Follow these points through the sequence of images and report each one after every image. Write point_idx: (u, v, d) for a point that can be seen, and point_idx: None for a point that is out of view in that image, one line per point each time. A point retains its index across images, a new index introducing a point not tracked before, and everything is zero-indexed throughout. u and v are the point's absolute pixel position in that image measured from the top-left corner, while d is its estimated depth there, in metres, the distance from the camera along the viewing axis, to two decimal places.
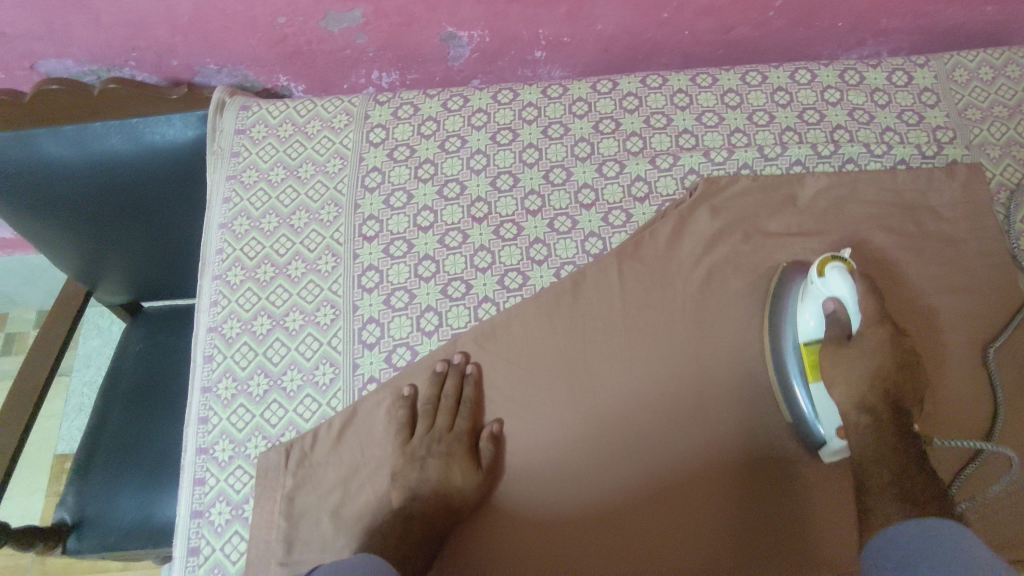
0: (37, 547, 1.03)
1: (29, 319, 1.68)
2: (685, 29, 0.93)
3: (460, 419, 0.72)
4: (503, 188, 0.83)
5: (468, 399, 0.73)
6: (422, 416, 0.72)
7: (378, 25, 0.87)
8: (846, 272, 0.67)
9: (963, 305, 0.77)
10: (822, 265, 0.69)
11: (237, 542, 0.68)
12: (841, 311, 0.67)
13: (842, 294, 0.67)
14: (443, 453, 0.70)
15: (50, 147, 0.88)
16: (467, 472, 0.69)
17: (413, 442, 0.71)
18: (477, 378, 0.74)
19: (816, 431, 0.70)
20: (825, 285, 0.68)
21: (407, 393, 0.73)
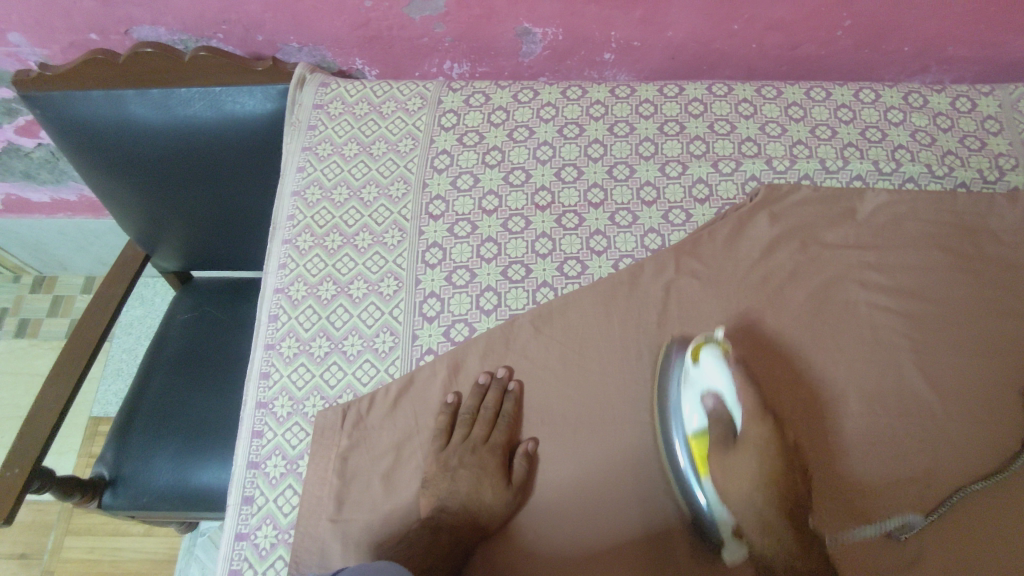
0: (76, 498, 1.05)
1: (77, 284, 1.73)
2: (753, 42, 0.95)
3: (497, 433, 0.73)
4: (567, 180, 0.86)
5: (507, 413, 0.73)
6: (460, 424, 0.73)
7: (458, 16, 0.90)
8: (721, 358, 0.69)
9: (1006, 334, 0.78)
10: (697, 351, 0.70)
11: (290, 495, 0.70)
12: (721, 402, 0.68)
13: (719, 383, 0.68)
14: (476, 465, 0.71)
15: (136, 108, 0.94)
16: (497, 491, 0.70)
17: (448, 452, 0.72)
18: (518, 396, 0.74)
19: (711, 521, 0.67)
20: (701, 373, 0.69)
21: (451, 400, 0.74)
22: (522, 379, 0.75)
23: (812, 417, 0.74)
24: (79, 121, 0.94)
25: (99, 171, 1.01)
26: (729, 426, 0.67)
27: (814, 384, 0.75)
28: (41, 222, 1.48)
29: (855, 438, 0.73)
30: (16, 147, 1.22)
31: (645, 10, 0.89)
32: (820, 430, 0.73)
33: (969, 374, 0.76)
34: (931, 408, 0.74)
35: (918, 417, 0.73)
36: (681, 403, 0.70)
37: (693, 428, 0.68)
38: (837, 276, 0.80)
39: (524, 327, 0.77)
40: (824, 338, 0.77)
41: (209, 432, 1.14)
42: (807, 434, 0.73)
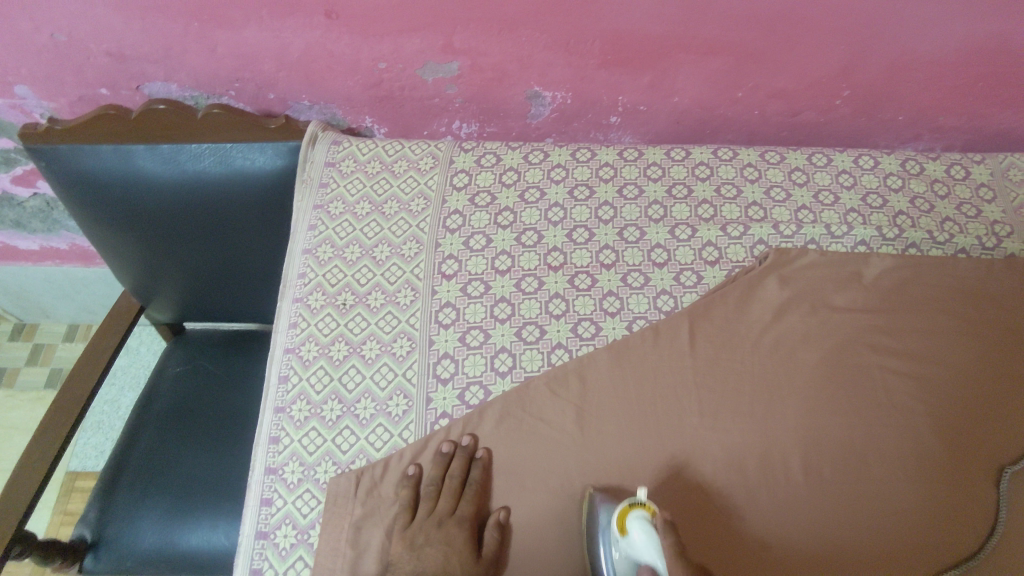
0: (55, 563, 1.00)
1: (59, 333, 1.69)
2: (755, 109, 0.98)
3: (464, 505, 0.70)
4: (579, 241, 0.86)
5: (474, 481, 0.71)
6: (424, 498, 0.71)
7: (471, 78, 0.93)
8: (651, 524, 0.64)
9: (999, 410, 0.78)
10: (624, 518, 0.65)
11: (300, 567, 0.68)
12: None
13: (651, 559, 0.62)
14: (442, 541, 0.68)
15: (146, 163, 0.93)
16: (467, 567, 0.67)
17: (413, 529, 0.69)
18: (486, 463, 0.73)
19: None
20: (629, 544, 0.64)
21: (412, 473, 0.71)
22: (489, 446, 0.73)
23: (820, 485, 0.73)
24: (85, 174, 0.93)
25: (101, 224, 0.99)
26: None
27: (823, 445, 0.75)
28: (28, 269, 1.45)
29: (859, 509, 0.73)
30: (11, 196, 1.21)
31: (652, 77, 0.92)
32: (817, 495, 0.73)
33: (960, 446, 0.76)
34: (931, 484, 0.74)
35: (920, 497, 0.73)
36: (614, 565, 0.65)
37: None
38: (848, 341, 0.80)
39: (540, 390, 0.76)
40: (837, 399, 0.77)
41: (197, 492, 1.09)
42: (805, 501, 0.73)
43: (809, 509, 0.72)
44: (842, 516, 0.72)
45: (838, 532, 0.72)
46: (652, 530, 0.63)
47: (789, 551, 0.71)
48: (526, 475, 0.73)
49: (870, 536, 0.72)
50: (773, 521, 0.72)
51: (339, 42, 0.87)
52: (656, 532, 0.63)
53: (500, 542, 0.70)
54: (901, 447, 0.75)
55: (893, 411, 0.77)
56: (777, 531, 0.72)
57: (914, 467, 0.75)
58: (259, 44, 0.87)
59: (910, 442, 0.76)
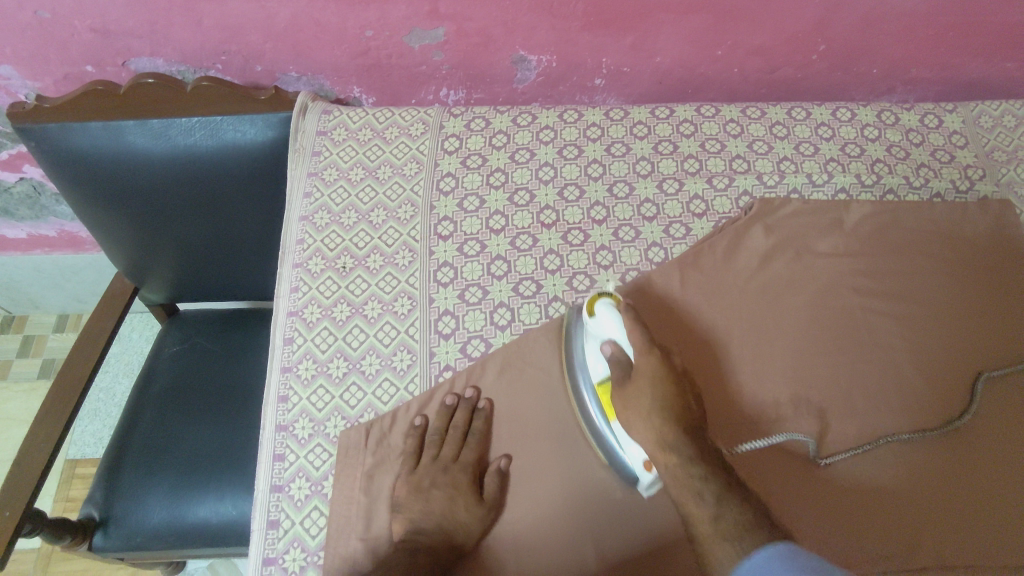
0: (66, 541, 1.01)
1: (49, 324, 1.68)
2: (735, 67, 1.00)
3: (467, 452, 0.72)
4: (570, 199, 0.88)
5: (476, 431, 0.73)
6: (429, 447, 0.73)
7: (457, 44, 0.94)
8: (613, 306, 0.72)
9: (975, 342, 0.81)
10: (592, 304, 0.74)
11: (316, 517, 0.70)
12: (619, 348, 0.70)
13: (614, 333, 0.71)
14: (447, 485, 0.70)
15: (137, 139, 0.93)
16: (472, 509, 0.69)
17: (419, 475, 0.71)
18: (488, 414, 0.75)
19: (626, 462, 0.69)
20: (597, 323, 0.72)
21: (419, 423, 0.74)
22: (491, 398, 0.76)
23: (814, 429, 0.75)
24: (76, 152, 0.93)
25: (93, 203, 1.00)
26: (626, 365, 0.69)
27: (813, 377, 0.78)
28: (16, 259, 1.44)
29: (851, 451, 0.75)
30: None
31: (635, 37, 0.94)
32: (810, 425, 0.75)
33: (940, 376, 0.79)
34: (918, 426, 0.76)
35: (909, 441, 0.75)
36: (588, 352, 0.73)
37: (597, 379, 0.71)
38: (832, 283, 0.83)
39: (541, 340, 0.78)
40: (824, 337, 0.80)
41: (202, 466, 1.10)
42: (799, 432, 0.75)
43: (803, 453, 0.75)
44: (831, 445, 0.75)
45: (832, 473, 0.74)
46: (616, 312, 0.72)
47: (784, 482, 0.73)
48: (526, 422, 0.74)
49: (864, 477, 0.74)
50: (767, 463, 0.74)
51: (326, 11, 0.87)
52: (619, 312, 0.72)
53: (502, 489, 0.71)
54: (885, 379, 0.78)
55: (878, 346, 0.80)
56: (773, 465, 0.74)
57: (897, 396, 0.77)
58: (245, 16, 0.88)
59: (894, 374, 0.79)
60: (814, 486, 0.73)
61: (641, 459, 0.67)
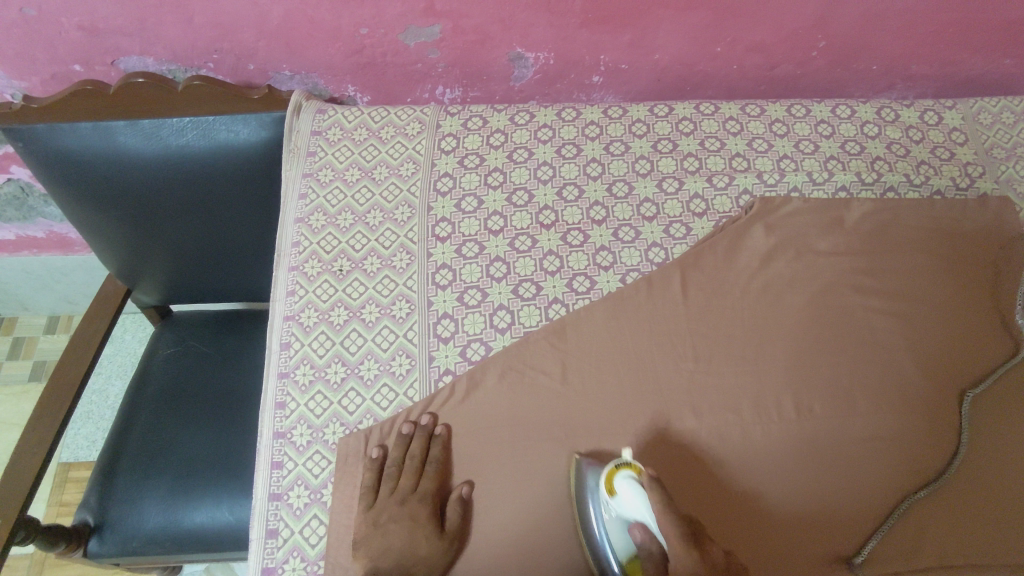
0: (61, 548, 1.00)
1: (39, 325, 1.66)
2: (734, 64, 0.99)
3: (426, 482, 0.70)
4: (569, 199, 0.87)
5: (435, 458, 0.71)
6: (386, 478, 0.70)
7: (454, 42, 0.92)
8: (636, 481, 0.64)
9: (964, 335, 0.81)
10: (612, 478, 0.65)
11: (316, 525, 0.69)
12: (648, 534, 0.62)
13: (642, 516, 0.62)
14: (405, 519, 0.68)
15: (128, 139, 0.92)
16: (431, 540, 0.67)
17: (377, 509, 0.68)
18: (445, 440, 0.73)
19: None
20: (619, 503, 0.64)
21: (375, 455, 0.71)
22: (449, 422, 0.74)
23: (815, 432, 0.75)
24: (65, 153, 0.91)
25: (84, 205, 0.98)
26: (659, 559, 0.61)
27: (804, 368, 0.78)
28: (4, 260, 1.42)
29: (846, 460, 0.75)
30: None
31: (633, 34, 0.93)
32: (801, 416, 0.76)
33: (931, 369, 0.79)
34: (918, 432, 0.76)
35: (907, 447, 0.75)
36: (608, 522, 0.66)
37: (625, 554, 0.66)
38: (834, 283, 0.83)
39: (541, 343, 0.77)
40: (823, 337, 0.80)
41: (198, 470, 1.09)
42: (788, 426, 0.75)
43: (799, 462, 0.74)
44: (811, 437, 0.75)
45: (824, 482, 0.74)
46: (640, 489, 0.63)
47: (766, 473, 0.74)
48: (501, 437, 0.73)
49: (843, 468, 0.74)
50: (761, 470, 0.74)
51: (319, 9, 0.86)
52: (643, 489, 0.63)
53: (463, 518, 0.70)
54: (879, 370, 0.78)
55: (873, 338, 0.80)
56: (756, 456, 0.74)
57: (884, 386, 0.78)
58: (237, 13, 0.86)
59: (886, 365, 0.79)
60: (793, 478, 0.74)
61: None
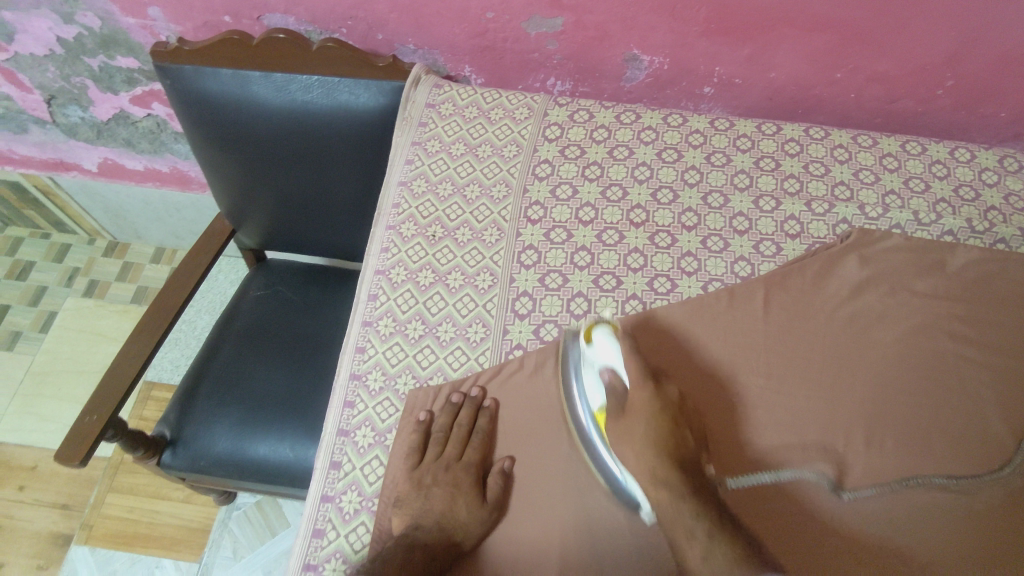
0: (140, 452, 1.09)
1: (147, 254, 1.81)
2: (852, 92, 0.97)
3: (471, 451, 0.73)
4: (662, 201, 0.88)
5: (481, 429, 0.73)
6: (433, 443, 0.73)
7: (574, 36, 0.95)
8: (612, 334, 0.74)
9: None
10: (588, 332, 0.75)
11: (375, 466, 0.72)
12: (616, 376, 0.72)
13: (612, 362, 0.73)
14: (448, 484, 0.70)
15: (260, 89, 0.99)
16: (472, 508, 0.69)
17: (421, 471, 0.71)
18: (493, 414, 0.75)
19: (629, 490, 0.69)
20: (594, 352, 0.74)
21: (423, 419, 0.74)
22: (498, 397, 0.76)
23: (886, 470, 0.72)
24: (203, 95, 1.00)
25: (210, 144, 1.06)
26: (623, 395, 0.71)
27: (875, 404, 0.75)
28: (129, 189, 1.55)
29: (909, 506, 0.70)
30: (127, 115, 1.30)
31: (752, 49, 0.93)
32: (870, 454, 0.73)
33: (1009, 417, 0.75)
34: (995, 499, 0.71)
35: (973, 500, 0.71)
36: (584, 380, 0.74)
37: (597, 407, 0.72)
38: (926, 324, 0.80)
39: None
40: (906, 377, 0.77)
41: (268, 405, 1.16)
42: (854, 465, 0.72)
43: (861, 499, 0.71)
44: (871, 476, 0.72)
45: (881, 521, 0.70)
46: (614, 339, 0.74)
47: (823, 507, 0.70)
48: (555, 420, 0.74)
49: (904, 507, 0.70)
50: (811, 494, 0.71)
51: None
52: (616, 340, 0.74)
53: (503, 490, 0.71)
54: (954, 409, 0.75)
55: (957, 382, 0.77)
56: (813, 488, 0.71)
57: (954, 429, 0.75)
58: None
59: (965, 409, 0.76)
60: (852, 517, 0.70)
61: (642, 489, 0.68)
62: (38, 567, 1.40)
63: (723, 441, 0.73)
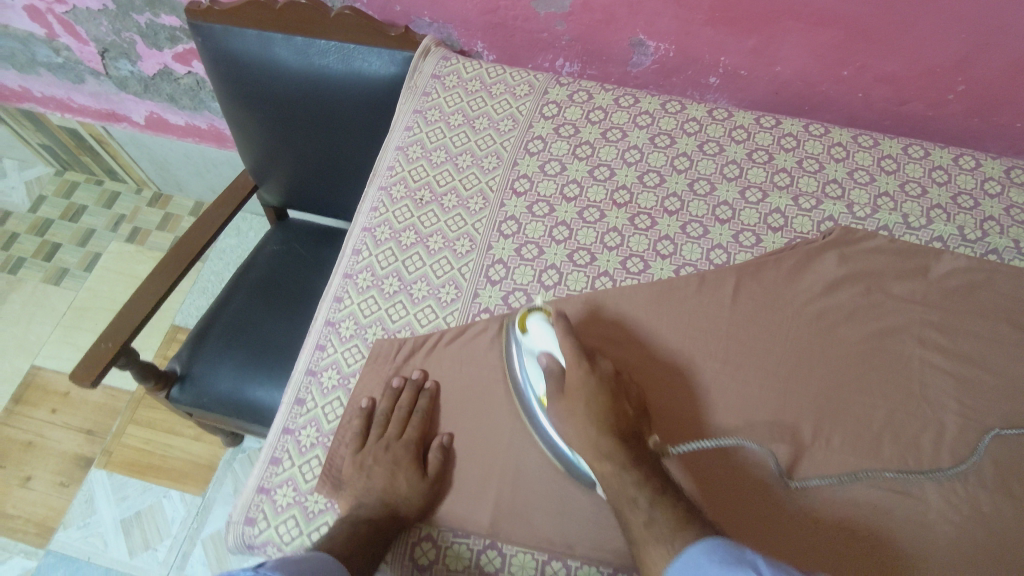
0: (150, 384, 1.17)
1: (186, 207, 1.92)
2: (860, 92, 0.96)
3: (410, 430, 0.74)
4: (648, 184, 0.90)
5: (420, 409, 0.75)
6: (375, 425, 0.74)
7: (581, 17, 0.97)
8: (544, 319, 0.75)
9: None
10: (524, 320, 0.76)
11: (336, 406, 0.77)
12: (553, 359, 0.72)
13: (548, 345, 0.73)
14: (389, 462, 0.72)
15: (281, 51, 1.04)
16: (412, 482, 0.70)
17: (364, 452, 0.73)
18: (433, 394, 0.77)
19: (580, 467, 0.70)
20: (529, 337, 0.75)
21: (365, 405, 0.76)
22: (438, 380, 0.78)
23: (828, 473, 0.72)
24: (229, 53, 1.06)
25: (234, 100, 1.12)
26: (559, 376, 0.71)
27: (830, 400, 0.76)
28: (172, 143, 1.65)
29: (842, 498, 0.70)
30: (170, 71, 1.39)
31: (758, 41, 0.93)
32: (819, 449, 0.73)
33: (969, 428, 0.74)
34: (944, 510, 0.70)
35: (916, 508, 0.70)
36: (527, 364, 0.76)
37: (540, 391, 0.73)
38: (896, 327, 0.80)
39: (579, 305, 0.81)
40: (866, 380, 0.77)
41: (271, 350, 1.23)
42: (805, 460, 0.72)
43: (798, 491, 0.71)
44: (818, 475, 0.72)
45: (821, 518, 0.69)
46: (545, 323, 0.74)
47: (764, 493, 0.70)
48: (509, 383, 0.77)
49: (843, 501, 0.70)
50: (755, 479, 0.71)
51: None
52: (550, 324, 0.74)
53: (445, 464, 0.73)
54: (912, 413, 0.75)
55: (919, 389, 0.76)
56: (758, 475, 0.71)
57: (907, 432, 0.74)
58: None
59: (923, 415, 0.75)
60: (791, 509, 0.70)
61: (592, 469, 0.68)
62: (60, 484, 1.51)
63: (669, 418, 0.75)
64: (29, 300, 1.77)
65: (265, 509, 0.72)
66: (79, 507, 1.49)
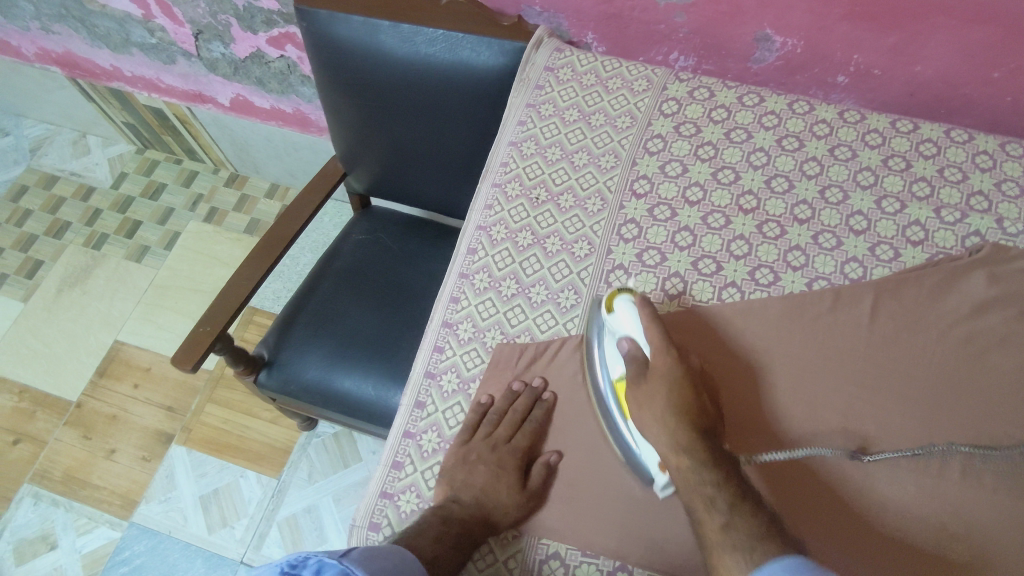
0: (240, 368, 1.18)
1: (262, 188, 1.94)
2: (1008, 95, 0.89)
3: (519, 437, 0.72)
4: (776, 190, 0.85)
5: (536, 419, 0.73)
6: (486, 423, 0.73)
7: (704, 9, 0.92)
8: (633, 302, 0.71)
9: None
10: (611, 300, 0.73)
11: (456, 411, 0.76)
12: (636, 345, 0.69)
13: (631, 331, 0.70)
14: (493, 462, 0.70)
15: (387, 40, 1.02)
16: (511, 490, 0.69)
17: (468, 447, 0.72)
18: (550, 407, 0.74)
19: (643, 462, 0.68)
20: (612, 320, 0.72)
21: (485, 403, 0.75)
22: (558, 390, 0.75)
23: (977, 513, 0.66)
24: (335, 40, 1.04)
25: (335, 88, 1.11)
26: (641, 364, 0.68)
27: (977, 433, 0.70)
28: (254, 125, 1.65)
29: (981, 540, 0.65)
30: (262, 55, 1.39)
31: (900, 38, 0.87)
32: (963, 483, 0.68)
33: None
34: None
35: None
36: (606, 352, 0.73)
37: (616, 376, 0.70)
38: None
39: (706, 318, 0.77)
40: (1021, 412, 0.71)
41: (357, 342, 1.23)
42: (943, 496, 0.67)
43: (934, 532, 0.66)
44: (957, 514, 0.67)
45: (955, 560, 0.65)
46: (634, 308, 0.71)
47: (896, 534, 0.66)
48: None
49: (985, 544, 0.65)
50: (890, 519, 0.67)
51: None
52: (637, 307, 0.71)
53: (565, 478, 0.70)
54: None
55: None
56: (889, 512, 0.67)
57: None
58: None
59: None
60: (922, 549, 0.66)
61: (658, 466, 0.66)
62: (143, 459, 1.55)
63: (800, 443, 0.71)
64: (112, 276, 1.81)
65: (387, 514, 0.71)
66: (160, 482, 1.52)
